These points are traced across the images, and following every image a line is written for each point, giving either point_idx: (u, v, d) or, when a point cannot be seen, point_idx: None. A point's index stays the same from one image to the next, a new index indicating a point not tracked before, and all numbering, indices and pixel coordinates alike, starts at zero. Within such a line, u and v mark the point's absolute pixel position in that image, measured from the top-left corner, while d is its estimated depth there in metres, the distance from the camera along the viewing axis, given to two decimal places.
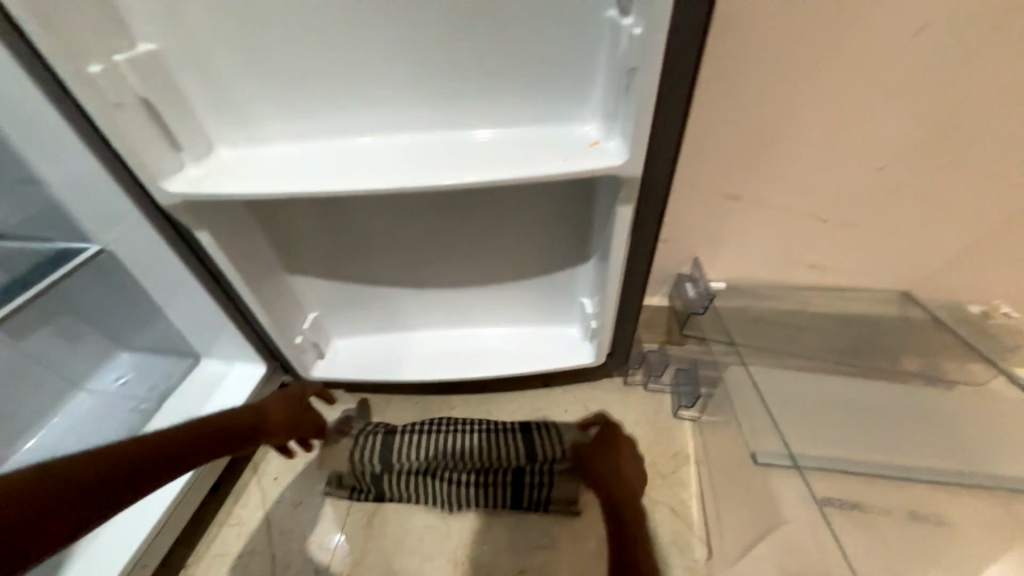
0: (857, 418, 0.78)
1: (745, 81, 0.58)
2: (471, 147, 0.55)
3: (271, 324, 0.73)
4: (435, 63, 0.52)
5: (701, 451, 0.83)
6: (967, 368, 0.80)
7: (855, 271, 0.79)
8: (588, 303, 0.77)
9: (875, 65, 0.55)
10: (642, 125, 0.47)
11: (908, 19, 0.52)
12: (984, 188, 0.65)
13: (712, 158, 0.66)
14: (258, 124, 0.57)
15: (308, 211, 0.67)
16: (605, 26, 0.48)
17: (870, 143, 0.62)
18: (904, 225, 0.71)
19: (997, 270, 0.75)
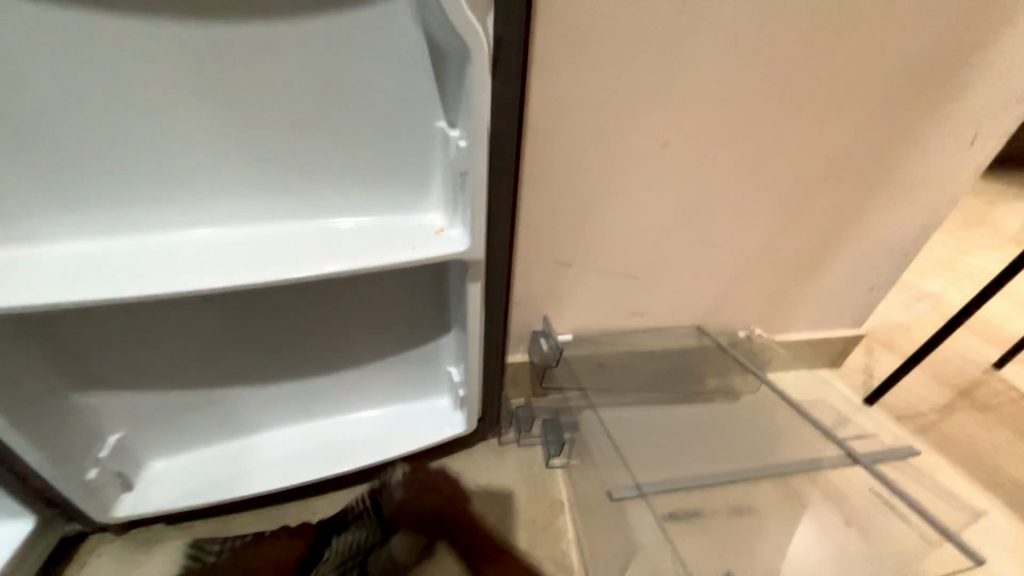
0: (680, 436, 0.96)
1: (557, 176, 0.72)
2: (316, 237, 0.55)
3: (46, 463, 0.56)
4: (275, 159, 0.52)
5: (572, 496, 0.88)
6: (746, 380, 1.06)
7: (662, 315, 0.98)
8: (455, 371, 0.78)
9: (643, 167, 0.74)
10: (477, 216, 0.54)
11: (656, 137, 0.72)
12: (726, 249, 0.90)
13: (544, 233, 0.78)
14: (35, 219, 0.48)
15: (121, 315, 0.58)
16: (437, 134, 0.55)
17: (653, 220, 0.82)
18: (686, 278, 0.93)
19: (747, 304, 1.02)
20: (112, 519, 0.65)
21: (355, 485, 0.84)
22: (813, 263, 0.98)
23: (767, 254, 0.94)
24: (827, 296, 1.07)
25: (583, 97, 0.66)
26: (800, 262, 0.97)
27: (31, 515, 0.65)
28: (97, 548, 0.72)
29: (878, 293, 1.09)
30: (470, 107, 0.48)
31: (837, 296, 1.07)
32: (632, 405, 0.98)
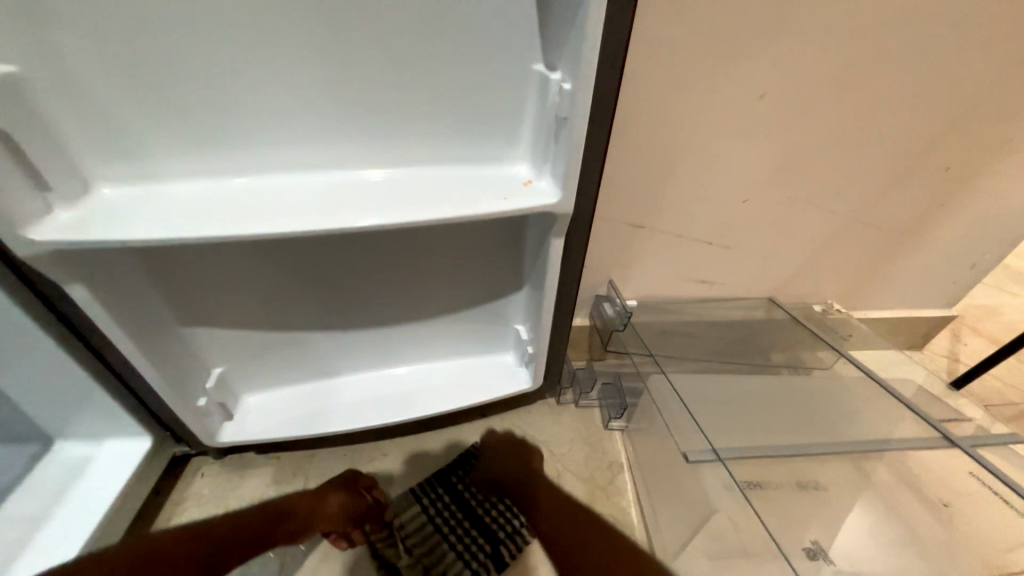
0: (746, 405, 0.93)
1: (645, 129, 0.68)
2: (408, 185, 0.56)
3: (168, 389, 0.62)
4: (368, 105, 0.52)
5: (632, 458, 0.88)
6: (818, 355, 1.01)
7: (734, 284, 0.94)
8: (523, 329, 0.80)
9: (739, 120, 0.69)
10: (573, 165, 0.52)
11: (758, 86, 0.65)
12: (814, 215, 0.84)
13: (622, 191, 0.75)
14: (155, 158, 0.50)
15: (221, 259, 0.61)
16: (534, 79, 0.53)
17: (740, 181, 0.77)
18: (765, 245, 0.88)
19: (828, 276, 0.96)
20: (218, 443, 0.72)
21: (423, 431, 0.89)
22: (910, 235, 0.90)
23: (859, 222, 0.86)
24: (920, 271, 0.98)
25: (684, 38, 0.60)
26: (895, 233, 0.89)
27: (148, 435, 0.72)
28: (200, 471, 0.80)
29: (980, 270, 0.99)
30: (579, 46, 0.45)
31: (933, 271, 0.98)
32: (698, 373, 0.96)
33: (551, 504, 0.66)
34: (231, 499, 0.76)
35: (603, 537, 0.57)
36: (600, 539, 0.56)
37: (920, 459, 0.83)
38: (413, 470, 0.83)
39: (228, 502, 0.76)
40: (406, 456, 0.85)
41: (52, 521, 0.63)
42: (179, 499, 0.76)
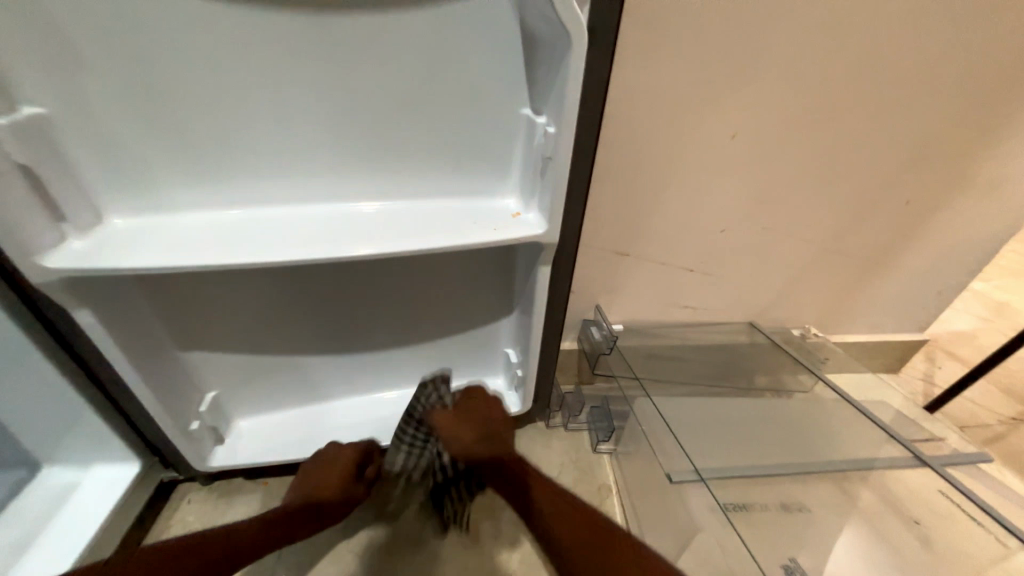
0: (730, 427, 0.95)
1: (626, 164, 0.73)
2: (400, 217, 0.59)
3: (162, 412, 0.62)
4: (368, 142, 0.56)
5: (621, 481, 0.90)
6: (798, 378, 1.05)
7: (715, 309, 0.98)
8: (512, 352, 0.82)
9: (712, 158, 0.75)
10: (558, 200, 0.56)
11: (727, 127, 0.71)
12: (787, 244, 0.89)
13: (606, 221, 0.79)
14: (165, 191, 0.53)
15: (223, 285, 0.63)
16: (522, 122, 0.57)
17: (717, 211, 0.82)
18: (743, 272, 0.92)
19: (804, 301, 1.00)
20: (208, 468, 0.72)
21: None
22: (878, 263, 0.95)
23: (829, 251, 0.92)
24: (890, 297, 1.03)
25: (659, 85, 0.66)
26: (863, 261, 0.94)
27: (137, 460, 0.72)
28: (185, 497, 0.78)
29: (947, 296, 1.05)
30: (562, 94, 0.50)
31: (902, 297, 1.04)
32: (683, 397, 0.98)
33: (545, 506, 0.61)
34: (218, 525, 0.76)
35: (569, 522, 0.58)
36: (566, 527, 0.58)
37: (897, 478, 0.85)
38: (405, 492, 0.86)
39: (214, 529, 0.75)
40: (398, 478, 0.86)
41: (37, 548, 0.63)
42: (163, 528, 0.74)
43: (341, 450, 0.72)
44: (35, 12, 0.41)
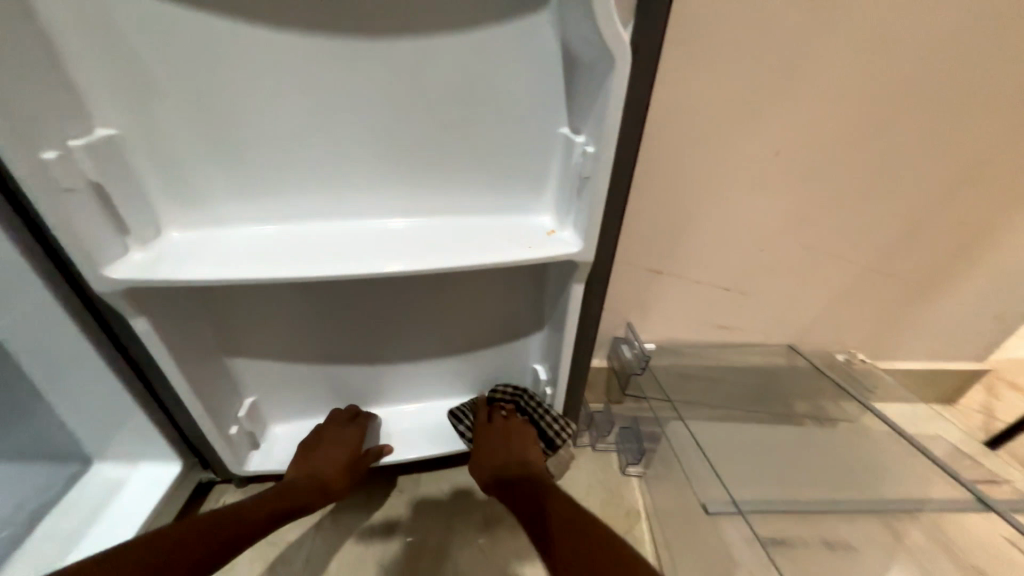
0: (767, 456, 0.91)
1: (663, 181, 0.72)
2: (436, 233, 0.60)
3: (205, 416, 0.65)
4: (407, 160, 0.57)
5: (650, 506, 0.87)
6: (842, 406, 0.99)
7: (753, 331, 0.94)
8: (541, 369, 0.82)
9: (752, 176, 0.73)
10: (595, 219, 0.56)
11: (770, 144, 0.69)
12: (833, 265, 0.85)
13: (640, 239, 0.78)
14: (219, 206, 0.56)
15: (265, 296, 0.65)
16: (560, 141, 0.58)
17: (756, 230, 0.79)
18: (784, 293, 0.89)
19: (850, 325, 0.95)
20: (244, 472, 0.74)
21: (441, 467, 0.92)
22: (932, 286, 0.90)
23: (878, 274, 0.87)
24: (946, 323, 0.97)
25: (699, 102, 0.65)
26: (915, 284, 0.89)
27: (179, 460, 0.75)
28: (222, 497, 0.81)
29: (1010, 324, 0.97)
30: (602, 114, 0.50)
31: (959, 323, 0.97)
32: (716, 421, 0.94)
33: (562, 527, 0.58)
34: None
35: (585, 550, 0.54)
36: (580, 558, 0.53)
37: (953, 521, 0.79)
38: (427, 505, 0.86)
39: None
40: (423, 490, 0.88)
41: (86, 541, 0.66)
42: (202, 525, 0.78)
43: (346, 429, 0.76)
44: (113, 42, 0.44)
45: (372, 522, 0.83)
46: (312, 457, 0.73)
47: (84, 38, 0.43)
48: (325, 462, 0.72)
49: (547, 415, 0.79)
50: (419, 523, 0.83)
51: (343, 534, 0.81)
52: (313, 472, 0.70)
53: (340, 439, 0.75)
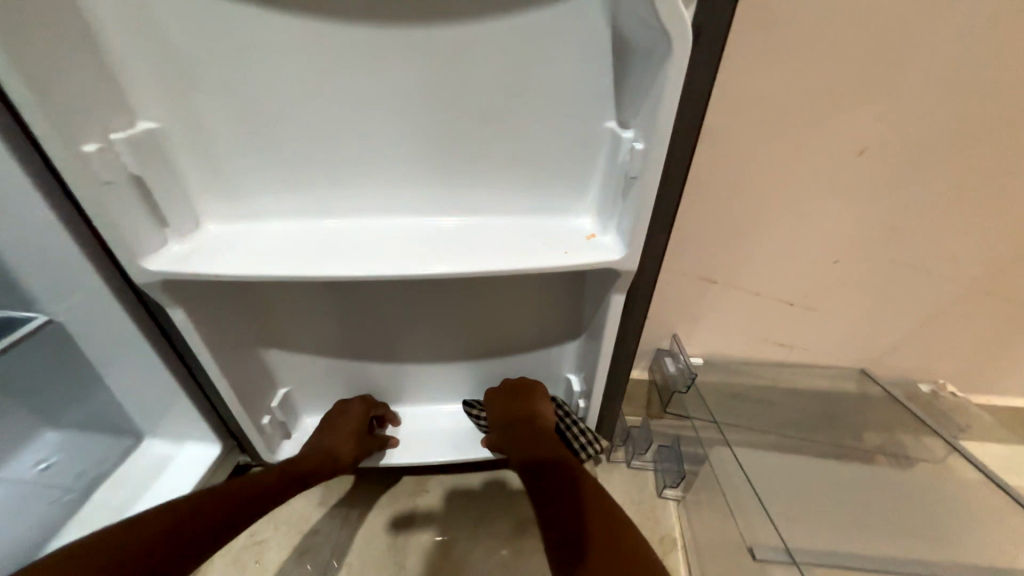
0: (827, 492, 0.82)
1: (722, 182, 0.64)
2: (467, 234, 0.57)
3: (238, 404, 0.67)
4: (442, 157, 0.54)
5: (688, 536, 0.81)
6: (926, 444, 0.86)
7: (818, 351, 0.84)
8: (575, 379, 0.77)
9: (830, 177, 0.63)
10: (640, 224, 0.50)
11: (855, 142, 0.60)
12: (924, 283, 0.73)
13: (692, 245, 0.71)
14: (255, 201, 0.56)
15: (300, 293, 0.65)
16: (606, 137, 0.52)
17: (830, 239, 0.69)
18: (861, 311, 0.78)
19: (939, 352, 0.83)
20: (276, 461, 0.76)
21: (467, 472, 0.90)
22: None
23: (983, 296, 0.74)
24: None
25: (771, 93, 0.57)
26: None
27: (218, 443, 0.77)
28: None
29: None
30: (655, 107, 0.44)
31: None
32: (769, 449, 0.86)
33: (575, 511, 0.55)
34: (283, 514, 0.82)
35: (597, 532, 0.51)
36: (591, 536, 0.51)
37: None
38: (453, 509, 0.84)
39: (279, 517, 0.82)
40: (448, 492, 0.87)
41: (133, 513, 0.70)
42: None
43: (353, 403, 0.77)
44: (153, 36, 0.44)
45: (397, 519, 0.82)
46: (328, 428, 0.75)
47: (127, 32, 0.44)
48: (337, 432, 0.74)
49: (576, 425, 0.75)
50: (444, 526, 0.82)
51: (367, 530, 0.81)
52: (326, 443, 0.72)
53: (349, 412, 0.76)
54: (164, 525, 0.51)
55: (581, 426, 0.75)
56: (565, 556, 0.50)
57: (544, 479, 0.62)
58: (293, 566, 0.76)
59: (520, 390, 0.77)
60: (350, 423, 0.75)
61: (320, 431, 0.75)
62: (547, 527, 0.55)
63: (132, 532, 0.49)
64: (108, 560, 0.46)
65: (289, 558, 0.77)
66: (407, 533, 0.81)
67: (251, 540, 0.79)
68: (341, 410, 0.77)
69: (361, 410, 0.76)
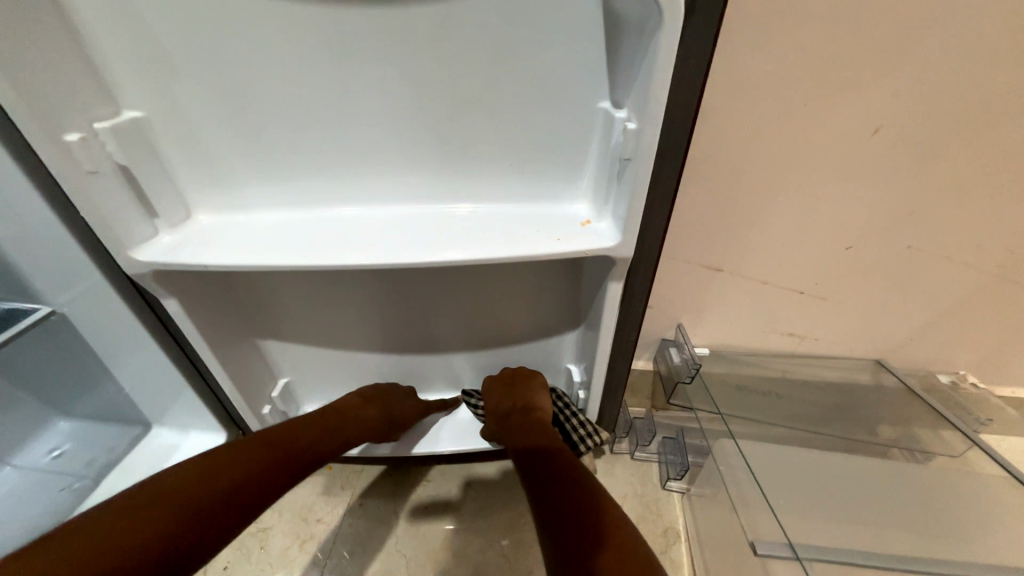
0: (841, 487, 0.79)
1: (727, 164, 0.61)
2: (462, 222, 0.56)
3: (237, 394, 0.68)
4: (432, 146, 0.53)
5: (692, 528, 0.80)
6: (942, 438, 0.85)
7: (831, 340, 0.81)
8: (576, 370, 0.76)
9: (843, 158, 0.60)
10: (635, 208, 0.49)
11: (869, 119, 0.56)
12: (946, 269, 0.69)
13: (695, 233, 0.69)
14: (243, 191, 0.56)
15: (295, 285, 0.65)
16: (599, 119, 0.51)
17: (843, 224, 0.66)
18: (877, 299, 0.74)
19: (959, 343, 0.79)
20: None
21: (466, 463, 0.90)
22: None
23: (1008, 285, 0.70)
24: None
25: (776, 71, 0.54)
26: None
27: (223, 432, 0.79)
28: None
29: None
30: (647, 84, 0.42)
31: None
32: (779, 442, 0.83)
33: (575, 502, 0.53)
34: (285, 502, 0.84)
35: (603, 525, 0.49)
36: (596, 528, 0.49)
37: None
38: (453, 500, 0.84)
39: (282, 505, 0.83)
40: (450, 484, 0.86)
41: None
42: None
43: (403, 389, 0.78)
44: (132, 23, 0.44)
45: (398, 510, 0.83)
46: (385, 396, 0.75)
47: (105, 20, 0.43)
48: (396, 404, 0.75)
49: (575, 417, 0.75)
50: (444, 515, 0.82)
51: (368, 518, 0.81)
52: (383, 405, 0.73)
53: (405, 390, 0.78)
54: (235, 476, 0.50)
55: (581, 417, 0.75)
56: (564, 545, 0.48)
57: (540, 474, 0.60)
58: (295, 553, 0.77)
59: (519, 378, 0.76)
60: (407, 399, 0.77)
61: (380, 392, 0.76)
62: (545, 517, 0.53)
63: (182, 487, 0.47)
64: (176, 508, 0.45)
65: (291, 545, 0.78)
66: (409, 522, 0.81)
67: (255, 528, 0.80)
68: (396, 385, 0.78)
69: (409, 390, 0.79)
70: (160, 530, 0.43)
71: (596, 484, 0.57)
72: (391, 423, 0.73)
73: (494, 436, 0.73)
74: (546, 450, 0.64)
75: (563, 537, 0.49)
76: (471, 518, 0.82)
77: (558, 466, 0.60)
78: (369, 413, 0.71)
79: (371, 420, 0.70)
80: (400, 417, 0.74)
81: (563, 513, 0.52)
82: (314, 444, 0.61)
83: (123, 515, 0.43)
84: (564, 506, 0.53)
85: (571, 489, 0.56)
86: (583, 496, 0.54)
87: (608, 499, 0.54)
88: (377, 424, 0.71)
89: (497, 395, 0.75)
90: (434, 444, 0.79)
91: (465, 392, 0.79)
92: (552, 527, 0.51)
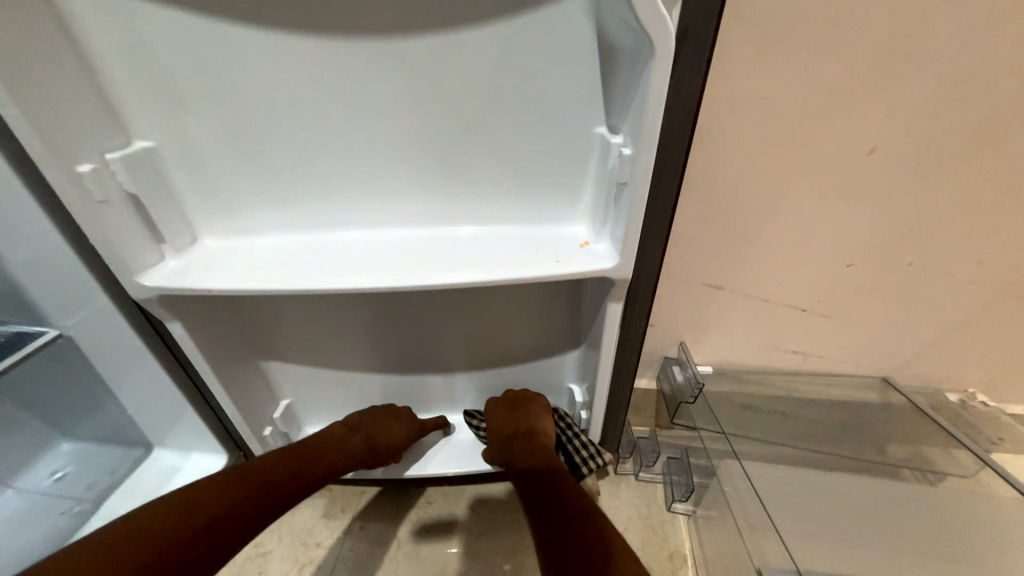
0: (850, 509, 0.77)
1: (725, 185, 0.62)
2: (463, 244, 0.57)
3: (239, 416, 0.68)
4: (433, 170, 0.54)
5: (699, 554, 0.78)
6: (954, 457, 0.82)
7: (835, 358, 0.80)
8: (578, 389, 0.75)
9: (838, 177, 0.60)
10: (632, 229, 0.49)
11: (863, 139, 0.57)
12: (949, 285, 0.69)
13: (695, 251, 0.69)
14: (249, 216, 0.57)
15: (297, 305, 0.65)
16: (596, 143, 0.52)
17: (843, 242, 0.66)
18: (880, 316, 0.74)
19: (966, 361, 0.78)
20: None
21: (465, 484, 0.89)
22: None
23: (1013, 301, 0.69)
24: None
25: (769, 94, 0.55)
26: None
27: (225, 453, 0.78)
28: None
29: None
30: (641, 110, 0.43)
31: None
32: (784, 461, 0.82)
33: (576, 530, 0.52)
34: (286, 525, 0.83)
35: (605, 555, 0.48)
36: (597, 558, 0.48)
37: None
38: (452, 524, 0.83)
39: (283, 528, 0.82)
40: (451, 506, 0.85)
41: None
42: None
43: (394, 412, 0.77)
44: (145, 58, 0.46)
45: (398, 533, 0.81)
46: (375, 420, 0.75)
47: (120, 55, 0.45)
48: (387, 430, 0.74)
49: (578, 437, 0.74)
50: (444, 539, 0.80)
51: (369, 541, 0.80)
52: (367, 433, 0.72)
53: (394, 409, 0.78)
54: (214, 511, 0.51)
55: (583, 438, 0.74)
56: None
57: (542, 502, 0.59)
58: None
59: (520, 399, 0.76)
60: (399, 422, 0.76)
61: (367, 416, 0.75)
62: (548, 550, 0.52)
63: (162, 521, 0.48)
64: (153, 540, 0.46)
65: (290, 570, 0.77)
66: (409, 546, 0.79)
67: (255, 552, 0.79)
68: (386, 408, 0.77)
69: (405, 411, 0.78)
70: (138, 565, 0.43)
71: (598, 509, 0.56)
72: (377, 452, 0.72)
73: (496, 459, 0.73)
74: (550, 476, 0.63)
75: (566, 569, 0.48)
76: (472, 541, 0.80)
77: (559, 493, 0.59)
78: (355, 440, 0.70)
79: (358, 446, 0.70)
80: (388, 440, 0.73)
81: (564, 544, 0.51)
82: (297, 476, 0.61)
83: (91, 553, 0.43)
84: (565, 536, 0.52)
85: (571, 516, 0.55)
86: (585, 525, 0.53)
87: (610, 525, 0.53)
88: (365, 450, 0.70)
89: (498, 418, 0.74)
90: (434, 466, 0.78)
91: (466, 413, 0.79)
92: (555, 560, 0.50)
